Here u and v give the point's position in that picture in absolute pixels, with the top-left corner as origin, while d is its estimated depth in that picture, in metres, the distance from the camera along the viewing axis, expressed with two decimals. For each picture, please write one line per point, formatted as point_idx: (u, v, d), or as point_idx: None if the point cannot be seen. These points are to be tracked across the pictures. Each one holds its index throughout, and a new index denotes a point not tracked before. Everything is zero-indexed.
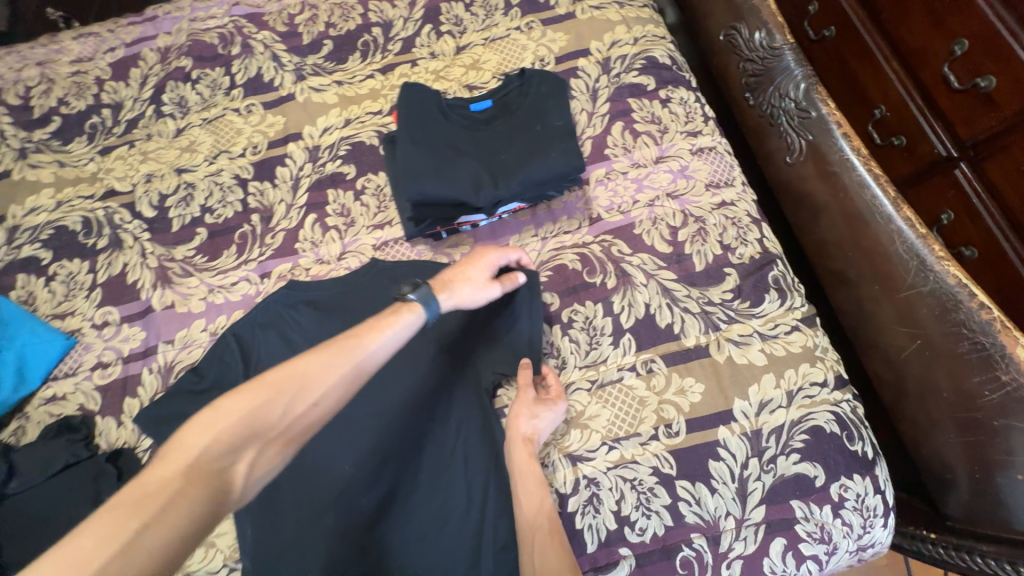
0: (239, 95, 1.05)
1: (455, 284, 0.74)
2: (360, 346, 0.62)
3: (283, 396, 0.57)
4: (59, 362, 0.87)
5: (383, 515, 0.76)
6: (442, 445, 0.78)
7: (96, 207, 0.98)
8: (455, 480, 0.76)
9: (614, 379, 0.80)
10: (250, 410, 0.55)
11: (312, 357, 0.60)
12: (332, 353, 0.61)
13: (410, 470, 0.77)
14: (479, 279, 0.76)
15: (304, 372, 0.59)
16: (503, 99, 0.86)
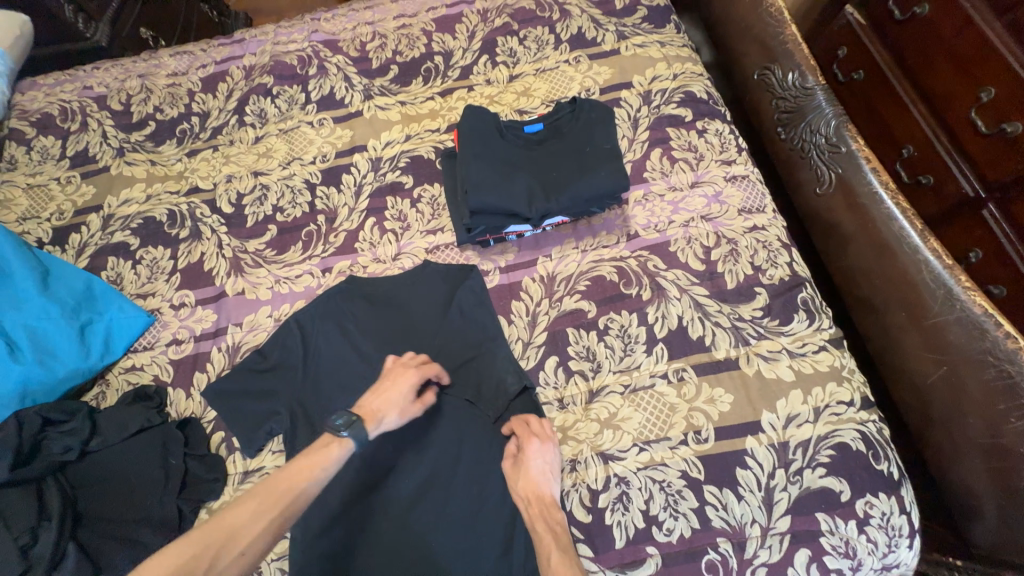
0: (312, 110, 1.17)
1: (382, 414, 0.74)
2: (290, 490, 0.63)
3: (210, 550, 0.55)
4: (140, 336, 0.97)
5: (420, 507, 0.79)
6: (481, 444, 0.82)
7: (181, 201, 1.10)
8: (491, 481, 0.80)
9: (646, 385, 0.85)
10: (172, 569, 0.53)
11: (242, 504, 0.60)
12: (266, 509, 0.60)
13: (449, 464, 0.82)
14: (405, 403, 0.76)
15: (236, 527, 0.58)
16: (554, 122, 0.95)
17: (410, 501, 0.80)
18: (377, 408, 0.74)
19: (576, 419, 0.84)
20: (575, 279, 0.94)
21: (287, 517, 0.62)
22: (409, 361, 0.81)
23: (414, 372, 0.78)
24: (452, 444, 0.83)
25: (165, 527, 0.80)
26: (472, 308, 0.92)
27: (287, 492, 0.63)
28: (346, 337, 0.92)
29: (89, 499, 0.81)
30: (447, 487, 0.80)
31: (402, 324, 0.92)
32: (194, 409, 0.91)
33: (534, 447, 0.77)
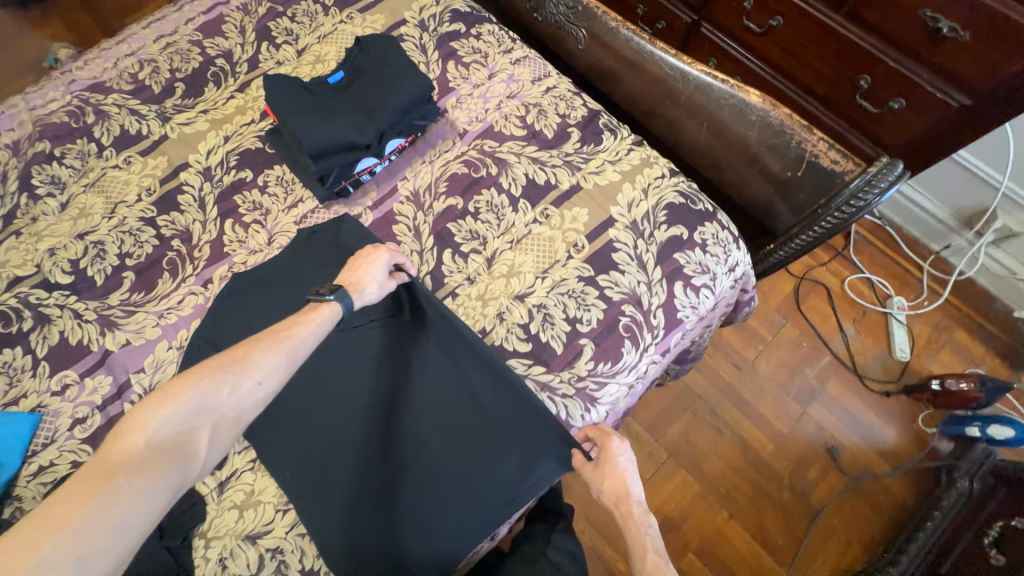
0: (112, 153, 1.11)
1: (363, 285, 0.85)
2: (292, 334, 0.74)
3: (230, 373, 0.66)
4: (34, 437, 0.89)
5: (384, 460, 0.86)
6: (412, 398, 0.90)
7: (5, 297, 0.99)
8: (428, 431, 0.88)
9: (526, 233, 1.02)
10: (199, 386, 0.64)
11: (251, 344, 0.70)
12: (268, 347, 0.71)
13: (398, 403, 0.90)
14: (380, 278, 0.88)
15: (241, 357, 0.68)
16: (351, 65, 1.05)
17: (364, 480, 0.84)
18: (356, 277, 0.86)
19: (487, 283, 0.99)
20: (435, 185, 1.07)
21: (296, 352, 0.73)
22: (379, 246, 0.93)
23: (385, 252, 0.91)
24: (399, 386, 0.91)
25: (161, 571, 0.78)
26: (356, 248, 0.99)
27: (290, 334, 0.73)
28: (257, 326, 0.95)
29: None
30: (407, 427, 0.88)
31: (303, 291, 0.97)
32: None
33: (618, 448, 0.83)
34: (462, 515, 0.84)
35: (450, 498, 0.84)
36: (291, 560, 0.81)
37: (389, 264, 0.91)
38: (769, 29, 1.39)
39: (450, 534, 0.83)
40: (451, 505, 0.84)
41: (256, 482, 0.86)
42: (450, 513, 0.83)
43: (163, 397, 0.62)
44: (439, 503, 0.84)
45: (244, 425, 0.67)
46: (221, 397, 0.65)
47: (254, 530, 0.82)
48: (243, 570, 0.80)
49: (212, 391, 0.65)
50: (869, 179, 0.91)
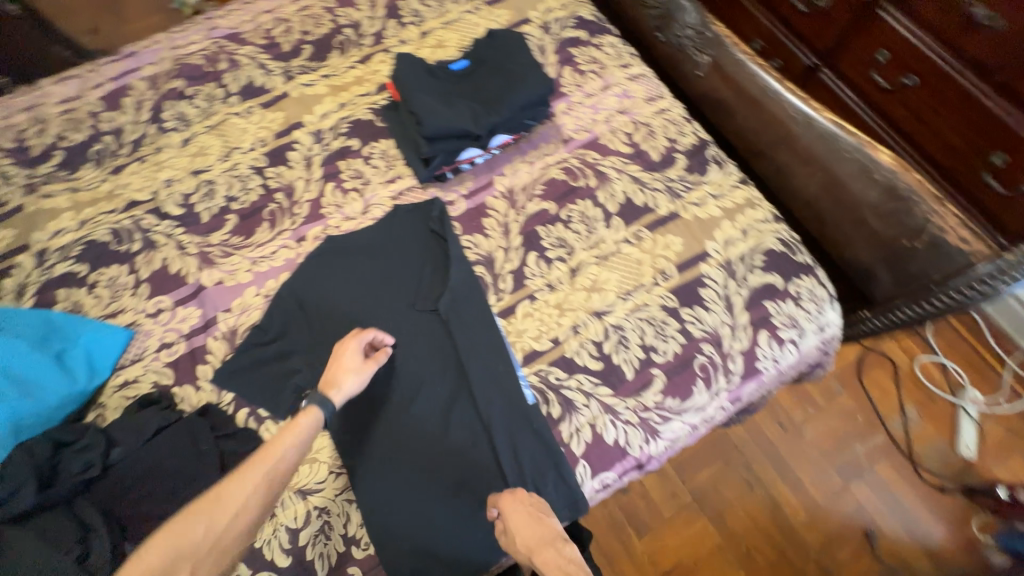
0: (236, 101, 1.18)
1: (337, 380, 0.83)
2: (269, 458, 0.75)
3: (206, 510, 0.68)
4: (125, 351, 0.95)
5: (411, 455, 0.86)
6: (436, 399, 0.89)
7: (121, 217, 1.07)
8: (444, 435, 0.87)
9: (614, 251, 1.01)
10: (174, 534, 0.66)
11: (226, 480, 0.72)
12: (243, 478, 0.72)
13: (443, 403, 0.89)
14: (355, 363, 0.85)
15: (218, 492, 0.70)
16: (476, 55, 1.06)
17: (376, 468, 0.85)
18: (333, 378, 0.83)
19: (567, 293, 0.98)
20: (532, 186, 1.08)
21: (273, 478, 0.74)
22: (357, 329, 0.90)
23: (356, 337, 0.87)
24: (451, 384, 0.90)
25: None
26: (445, 234, 1.01)
27: (277, 451, 0.76)
28: (340, 289, 0.98)
29: (125, 506, 0.80)
30: (445, 429, 0.87)
31: (383, 266, 0.99)
32: (208, 397, 0.91)
33: (515, 504, 0.76)
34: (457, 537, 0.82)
35: (455, 515, 0.83)
36: (336, 523, 0.83)
37: (365, 349, 0.87)
38: (900, 87, 1.32)
39: (439, 551, 0.82)
40: (452, 522, 0.83)
41: (315, 440, 0.88)
42: (447, 530, 0.82)
43: (137, 563, 0.63)
44: (441, 516, 0.83)
45: (223, 562, 0.67)
46: (196, 539, 0.66)
47: (306, 485, 0.85)
48: (290, 522, 0.82)
49: (188, 535, 0.66)
50: (1000, 268, 0.87)
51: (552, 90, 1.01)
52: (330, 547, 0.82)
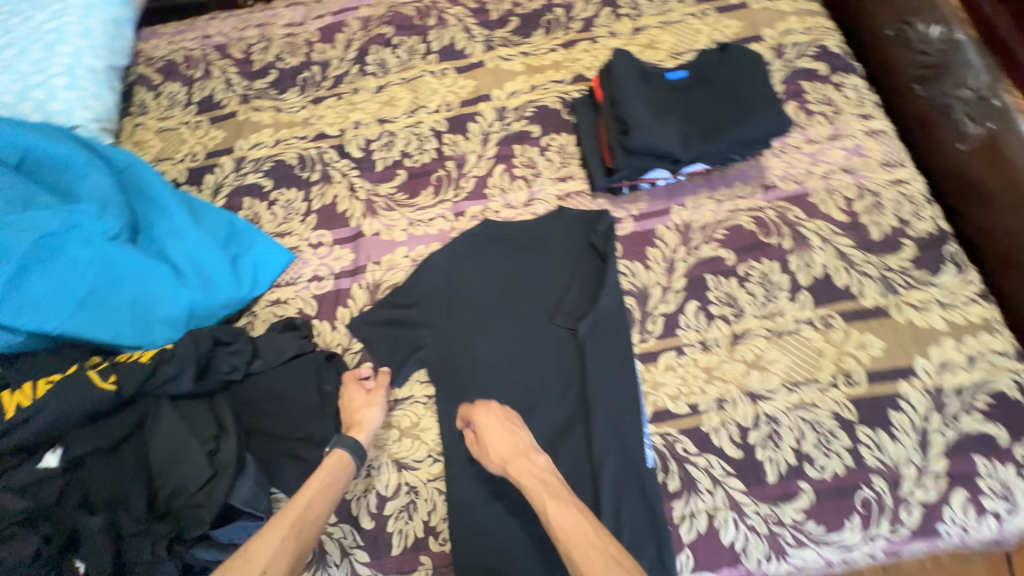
0: (434, 60, 1.19)
1: (357, 420, 0.83)
2: (294, 506, 0.71)
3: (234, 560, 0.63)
4: (283, 272, 1.02)
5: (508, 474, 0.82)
6: (552, 420, 0.84)
7: (309, 146, 1.14)
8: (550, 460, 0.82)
9: (792, 330, 0.86)
10: None
11: (252, 539, 0.66)
12: (267, 531, 0.67)
13: (556, 428, 0.84)
14: (361, 400, 0.85)
15: (243, 549, 0.65)
16: (699, 69, 0.94)
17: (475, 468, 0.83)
18: (352, 419, 0.83)
19: (721, 359, 0.86)
20: (712, 227, 0.96)
21: (303, 519, 0.69)
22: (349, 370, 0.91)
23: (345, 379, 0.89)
24: (567, 415, 0.84)
25: (325, 445, 0.84)
26: (608, 252, 0.92)
27: (306, 500, 0.72)
28: (488, 275, 0.95)
29: (253, 416, 0.86)
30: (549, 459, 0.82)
31: (534, 266, 0.94)
32: (341, 340, 0.94)
33: (490, 416, 0.80)
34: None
35: (536, 549, 0.78)
36: (420, 507, 0.82)
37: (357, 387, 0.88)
38: None
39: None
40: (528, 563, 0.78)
41: (422, 418, 0.88)
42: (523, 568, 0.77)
43: None
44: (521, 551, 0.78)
45: None
46: None
47: (403, 459, 0.85)
48: (381, 488, 0.83)
49: None
50: None
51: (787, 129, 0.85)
52: (409, 528, 0.81)
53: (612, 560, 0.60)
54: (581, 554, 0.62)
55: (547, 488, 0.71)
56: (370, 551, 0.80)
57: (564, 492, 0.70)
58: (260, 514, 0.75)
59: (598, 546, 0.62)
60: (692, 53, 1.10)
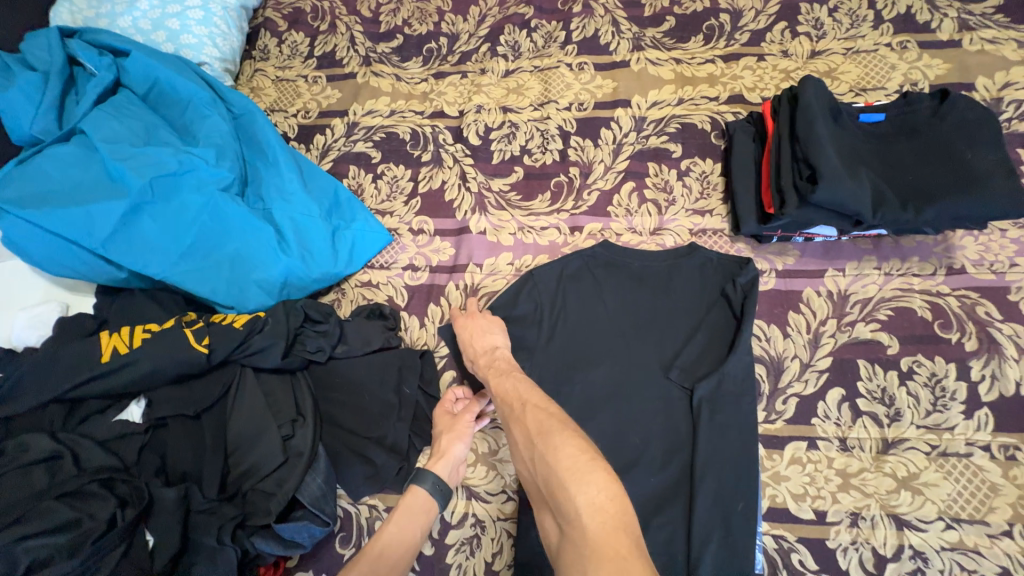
0: (572, 51, 1.08)
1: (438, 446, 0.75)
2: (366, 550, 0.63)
3: None
4: (378, 254, 0.96)
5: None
6: (648, 489, 0.73)
7: (424, 123, 1.07)
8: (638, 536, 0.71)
9: (960, 452, 0.71)
10: None
11: None
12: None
13: (650, 498, 0.73)
14: (447, 423, 0.77)
15: None
16: (903, 116, 0.79)
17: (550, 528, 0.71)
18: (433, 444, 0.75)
19: (863, 467, 0.72)
20: (874, 304, 0.81)
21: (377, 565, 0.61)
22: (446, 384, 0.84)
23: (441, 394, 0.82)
24: (665, 488, 0.73)
25: (396, 453, 0.78)
26: (748, 309, 0.79)
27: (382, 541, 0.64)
28: (600, 305, 0.85)
29: (329, 404, 0.81)
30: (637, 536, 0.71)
31: (653, 305, 0.84)
32: (427, 340, 0.88)
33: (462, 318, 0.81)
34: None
35: None
36: (485, 545, 0.75)
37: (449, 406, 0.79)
38: None
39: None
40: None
41: (501, 447, 0.80)
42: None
43: None
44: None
45: None
46: None
47: (475, 487, 0.78)
48: (447, 512, 0.77)
49: None
50: None
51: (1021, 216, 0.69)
52: (469, 564, 0.74)
53: (529, 407, 0.63)
54: (509, 409, 0.65)
55: (498, 370, 0.72)
56: None
57: (513, 371, 0.71)
58: (324, 518, 0.71)
59: (521, 401, 0.64)
60: (880, 92, 0.93)
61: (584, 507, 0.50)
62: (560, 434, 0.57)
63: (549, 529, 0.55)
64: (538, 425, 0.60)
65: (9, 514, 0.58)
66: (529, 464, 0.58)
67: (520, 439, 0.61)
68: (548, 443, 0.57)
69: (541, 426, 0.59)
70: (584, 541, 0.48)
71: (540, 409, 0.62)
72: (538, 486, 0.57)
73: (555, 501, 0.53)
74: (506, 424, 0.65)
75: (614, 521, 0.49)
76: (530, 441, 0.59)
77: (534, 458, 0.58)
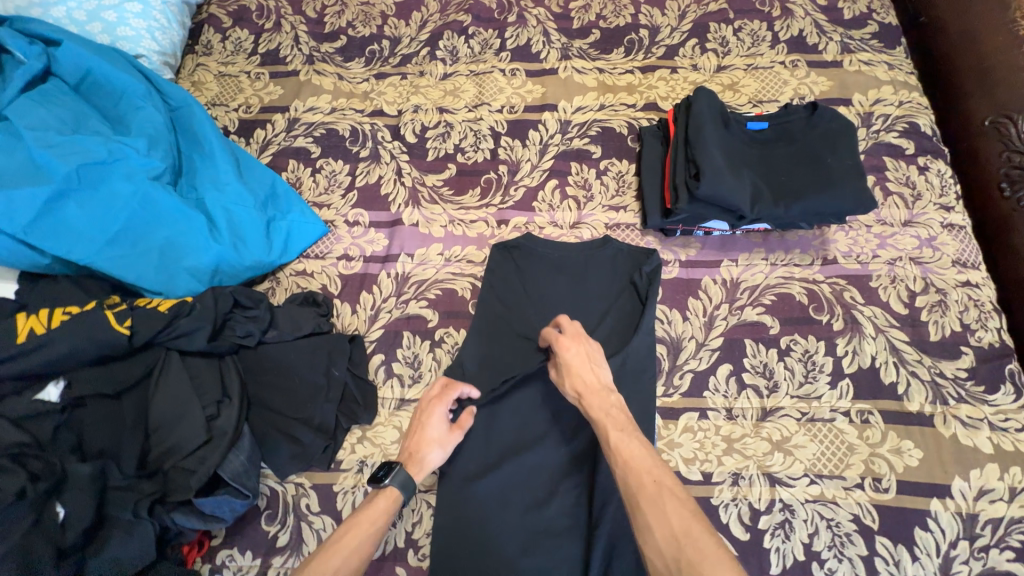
0: (506, 58, 1.16)
1: (423, 453, 0.75)
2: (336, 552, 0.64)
3: None
4: (314, 244, 1.00)
5: (504, 511, 0.77)
6: (557, 459, 0.80)
7: (364, 120, 1.12)
8: (546, 498, 0.78)
9: (825, 417, 0.82)
10: None
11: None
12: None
13: (559, 466, 0.79)
14: (439, 433, 0.77)
15: None
16: (785, 124, 0.89)
17: (469, 489, 0.78)
18: (417, 452, 0.75)
19: (745, 433, 0.82)
20: (761, 290, 0.91)
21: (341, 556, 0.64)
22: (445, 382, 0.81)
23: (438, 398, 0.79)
24: (570, 458, 0.80)
25: (323, 431, 0.82)
26: (651, 295, 0.88)
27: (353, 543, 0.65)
28: (522, 292, 0.91)
29: (257, 386, 0.84)
30: (544, 502, 0.77)
31: (569, 292, 0.91)
32: (358, 326, 0.92)
33: (572, 343, 0.74)
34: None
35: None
36: (406, 515, 0.80)
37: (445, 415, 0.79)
38: None
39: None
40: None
41: None
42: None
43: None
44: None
45: None
46: None
47: None
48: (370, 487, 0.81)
49: None
50: None
51: (868, 211, 0.80)
52: (390, 534, 0.79)
53: (669, 496, 0.58)
54: (635, 486, 0.60)
55: (615, 422, 0.67)
56: None
57: (630, 428, 0.66)
58: (245, 493, 0.73)
59: (654, 480, 0.60)
60: (773, 103, 1.04)
61: None
62: (713, 549, 0.53)
63: None
64: (683, 524, 0.55)
65: None
66: (669, 563, 0.53)
67: (658, 530, 0.56)
68: (702, 555, 0.52)
69: (688, 528, 0.55)
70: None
71: (681, 500, 0.57)
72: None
73: None
74: (631, 500, 0.59)
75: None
76: (675, 540, 0.54)
77: (680, 562, 0.53)
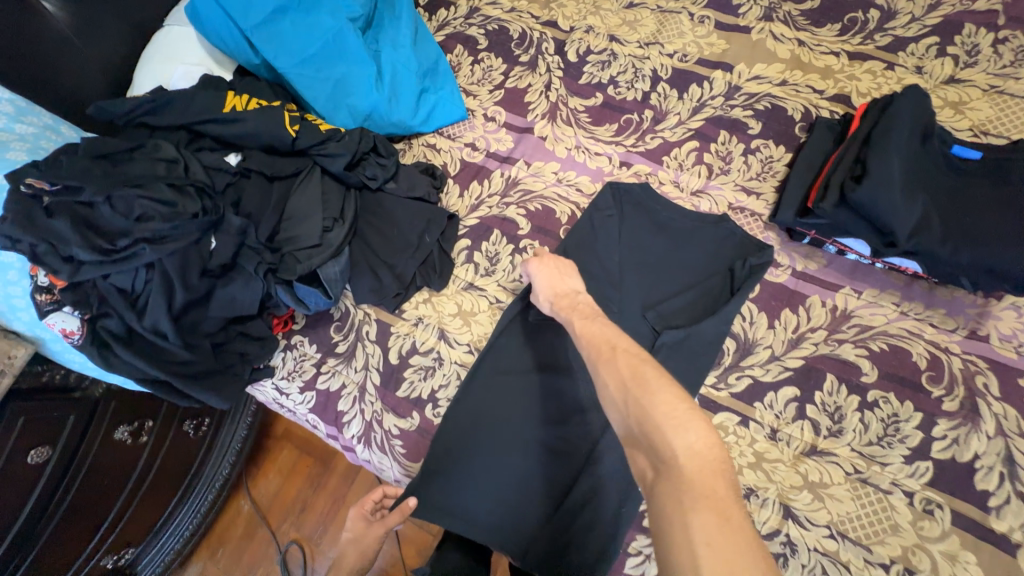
0: (700, 3, 1.07)
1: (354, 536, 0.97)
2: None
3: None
4: (450, 126, 1.08)
5: (522, 414, 0.82)
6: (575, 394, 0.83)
7: (535, 27, 1.13)
8: (556, 414, 0.82)
9: (880, 486, 0.73)
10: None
11: None
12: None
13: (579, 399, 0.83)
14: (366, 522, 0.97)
15: None
16: (1007, 159, 0.73)
17: (507, 381, 0.85)
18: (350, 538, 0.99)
19: (779, 458, 0.76)
20: (873, 333, 0.80)
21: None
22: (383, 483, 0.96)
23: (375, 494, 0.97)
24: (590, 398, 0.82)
25: (401, 280, 0.93)
26: (743, 286, 0.82)
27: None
28: (617, 235, 0.91)
29: (365, 223, 0.96)
30: (558, 422, 0.82)
31: (661, 253, 0.89)
32: (459, 208, 1.00)
33: (544, 265, 0.82)
34: (500, 521, 0.78)
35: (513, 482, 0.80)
36: (437, 376, 0.89)
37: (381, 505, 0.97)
38: None
39: (485, 513, 0.78)
40: (502, 502, 0.79)
41: (478, 311, 0.92)
42: (497, 501, 0.79)
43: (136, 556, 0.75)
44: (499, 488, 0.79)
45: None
46: None
47: (448, 331, 0.91)
48: (418, 341, 0.92)
49: None
50: None
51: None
52: (418, 384, 0.89)
53: (621, 352, 0.61)
54: (597, 351, 0.64)
55: (580, 312, 0.72)
56: (383, 380, 0.90)
57: (598, 315, 0.71)
58: (329, 295, 0.87)
59: (610, 344, 0.63)
60: (1000, 139, 0.85)
61: (682, 450, 0.49)
62: (657, 381, 0.55)
63: (637, 469, 0.53)
64: (632, 369, 0.58)
65: (136, 180, 0.77)
66: (620, 403, 0.56)
67: (610, 379, 0.59)
68: (645, 388, 0.55)
69: (635, 371, 0.57)
70: (681, 479, 0.47)
71: (633, 354, 0.60)
72: (626, 428, 0.55)
73: (648, 442, 0.51)
74: (591, 362, 0.63)
75: (714, 466, 0.48)
76: (622, 383, 0.57)
77: (625, 398, 0.56)
